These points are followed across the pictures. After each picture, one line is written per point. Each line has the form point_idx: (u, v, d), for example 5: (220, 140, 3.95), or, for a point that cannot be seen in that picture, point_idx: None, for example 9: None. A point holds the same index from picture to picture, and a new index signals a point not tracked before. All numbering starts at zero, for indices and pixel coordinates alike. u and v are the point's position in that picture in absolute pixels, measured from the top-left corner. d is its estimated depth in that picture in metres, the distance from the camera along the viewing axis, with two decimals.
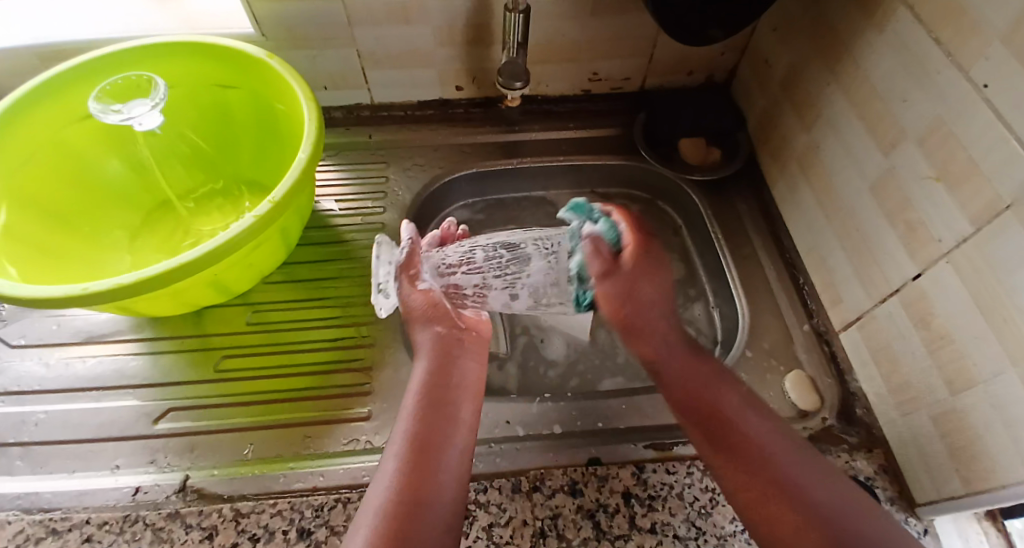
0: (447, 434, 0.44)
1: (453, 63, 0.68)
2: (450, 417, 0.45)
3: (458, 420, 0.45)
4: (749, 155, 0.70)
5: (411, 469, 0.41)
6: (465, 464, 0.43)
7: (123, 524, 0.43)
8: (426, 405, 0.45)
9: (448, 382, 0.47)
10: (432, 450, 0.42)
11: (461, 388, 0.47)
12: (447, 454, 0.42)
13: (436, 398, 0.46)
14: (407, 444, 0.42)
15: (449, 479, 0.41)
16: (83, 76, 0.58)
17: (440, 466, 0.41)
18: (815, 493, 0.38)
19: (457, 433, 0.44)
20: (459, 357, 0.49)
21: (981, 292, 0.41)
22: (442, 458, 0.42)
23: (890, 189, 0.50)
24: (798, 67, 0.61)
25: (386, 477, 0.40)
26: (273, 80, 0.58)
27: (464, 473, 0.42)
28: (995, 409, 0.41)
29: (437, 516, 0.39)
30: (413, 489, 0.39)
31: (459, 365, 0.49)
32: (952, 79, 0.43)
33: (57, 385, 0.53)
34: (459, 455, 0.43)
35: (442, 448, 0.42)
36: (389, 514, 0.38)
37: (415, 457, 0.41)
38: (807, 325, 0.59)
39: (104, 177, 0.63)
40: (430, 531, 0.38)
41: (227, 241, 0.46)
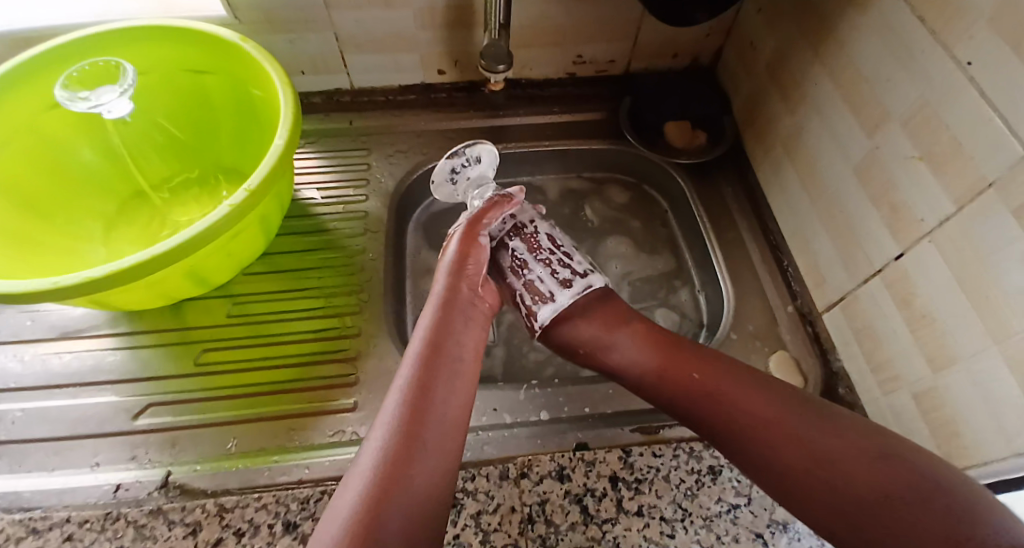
0: (446, 391, 0.42)
1: (434, 46, 0.67)
2: (452, 367, 0.44)
3: (460, 371, 0.44)
4: (734, 138, 0.70)
5: (413, 412, 0.40)
6: (463, 416, 0.42)
7: (104, 522, 0.42)
8: (429, 351, 0.44)
9: (452, 333, 0.46)
10: (433, 397, 0.41)
11: (466, 342, 0.46)
12: (446, 403, 0.41)
13: (439, 346, 0.45)
14: (410, 389, 0.41)
15: (448, 427, 0.40)
16: (47, 63, 0.56)
17: (440, 414, 0.40)
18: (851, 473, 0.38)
19: (458, 385, 0.43)
20: (466, 316, 0.48)
21: (963, 273, 0.42)
22: (442, 405, 0.41)
23: (873, 171, 0.50)
24: (783, 49, 0.60)
25: (386, 418, 0.39)
26: (248, 65, 0.56)
27: (461, 424, 0.41)
28: (976, 388, 0.41)
29: (432, 463, 0.38)
30: (414, 433, 0.38)
31: (465, 322, 0.48)
32: (936, 59, 0.43)
33: (33, 382, 0.52)
34: (458, 406, 0.42)
35: (440, 405, 0.41)
36: (387, 456, 0.37)
37: (417, 401, 0.40)
38: (791, 306, 0.59)
39: (74, 166, 0.61)
40: (426, 475, 0.37)
41: (203, 232, 0.45)
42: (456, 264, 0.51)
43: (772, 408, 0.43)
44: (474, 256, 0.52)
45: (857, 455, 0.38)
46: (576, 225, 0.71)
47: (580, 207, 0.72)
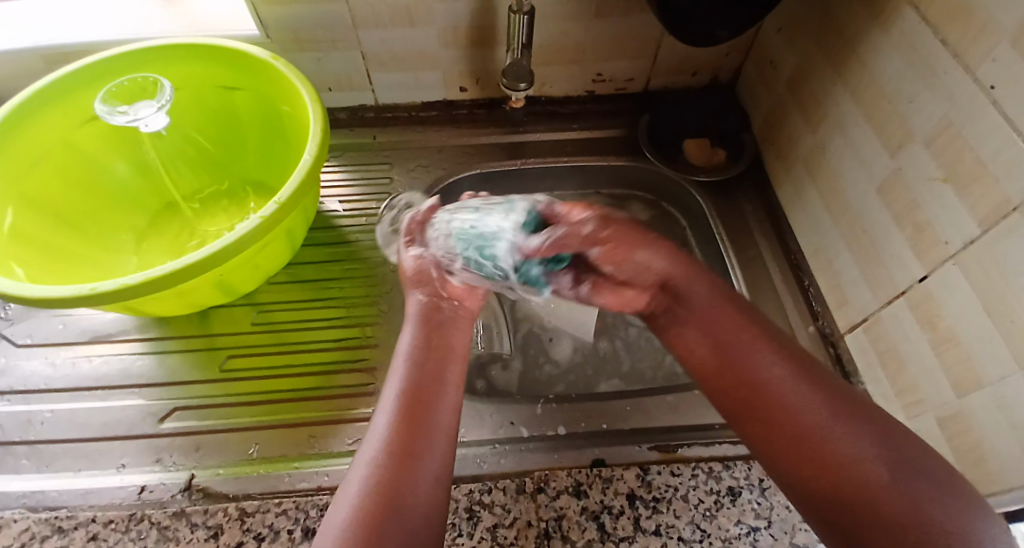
0: (439, 390, 0.42)
1: (457, 65, 0.68)
2: (440, 378, 0.42)
3: (448, 379, 0.43)
4: (753, 156, 0.70)
5: (401, 430, 0.38)
6: (456, 425, 0.41)
7: (128, 522, 0.43)
8: (415, 363, 0.42)
9: (437, 343, 0.44)
10: (419, 410, 0.40)
11: (451, 348, 0.45)
12: (435, 415, 0.40)
13: (423, 357, 0.43)
14: (399, 403, 0.40)
15: (439, 441, 0.39)
16: (86, 79, 0.58)
17: (430, 427, 0.39)
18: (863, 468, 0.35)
19: (447, 394, 0.42)
20: (450, 321, 0.46)
21: (989, 294, 0.41)
22: (435, 418, 0.40)
23: (896, 190, 0.50)
24: (803, 68, 0.61)
25: (375, 439, 0.38)
26: (279, 81, 0.58)
27: (452, 435, 0.40)
28: (1003, 412, 0.41)
29: (427, 479, 0.37)
30: (403, 450, 0.37)
31: (449, 328, 0.46)
32: (959, 80, 0.43)
33: (63, 384, 0.54)
34: (450, 415, 0.41)
35: (433, 405, 0.40)
36: (378, 475, 0.36)
37: (406, 416, 0.39)
38: (813, 326, 0.59)
39: (109, 177, 0.64)
40: (420, 491, 0.36)
41: (233, 243, 0.46)
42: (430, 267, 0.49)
43: (786, 388, 0.39)
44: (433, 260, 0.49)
45: (861, 440, 0.36)
46: None
47: None
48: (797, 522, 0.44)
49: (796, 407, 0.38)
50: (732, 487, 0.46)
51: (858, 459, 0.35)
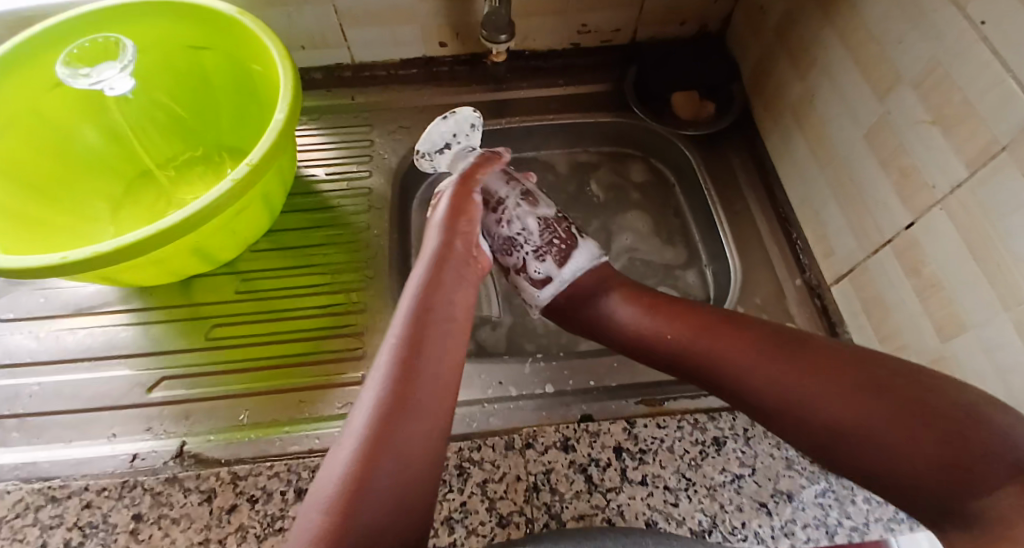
0: (443, 334, 0.40)
1: (435, 18, 0.66)
2: (444, 329, 0.40)
3: (453, 331, 0.41)
4: (742, 107, 0.69)
5: (403, 369, 0.37)
6: (458, 372, 0.39)
7: (122, 490, 0.44)
8: (418, 311, 0.40)
9: (444, 286, 0.43)
10: (424, 350, 0.38)
11: (457, 298, 0.43)
12: (438, 365, 0.38)
13: (427, 307, 0.41)
14: (400, 344, 0.38)
15: (441, 385, 0.38)
16: (45, 43, 0.56)
17: (431, 376, 0.38)
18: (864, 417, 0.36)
19: (451, 338, 0.40)
20: (460, 272, 0.45)
21: (974, 237, 0.41)
22: (436, 362, 0.38)
23: (883, 137, 0.49)
24: (792, 13, 0.59)
25: (378, 375, 0.37)
26: (247, 40, 0.56)
27: (452, 391, 0.38)
28: (985, 354, 0.41)
29: (427, 422, 0.36)
30: (403, 394, 0.36)
31: (457, 278, 0.44)
32: (950, 18, 0.41)
33: (48, 357, 0.53)
34: (454, 362, 0.39)
35: (438, 351, 0.39)
36: (378, 418, 0.35)
37: (407, 360, 0.38)
38: (799, 279, 0.59)
39: (80, 146, 0.62)
40: (420, 435, 0.35)
41: (206, 208, 0.45)
42: (447, 221, 0.49)
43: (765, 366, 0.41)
44: (464, 216, 0.49)
45: (843, 391, 0.38)
46: (582, 200, 0.70)
47: (585, 181, 0.72)
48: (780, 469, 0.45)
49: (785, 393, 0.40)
50: (717, 437, 0.47)
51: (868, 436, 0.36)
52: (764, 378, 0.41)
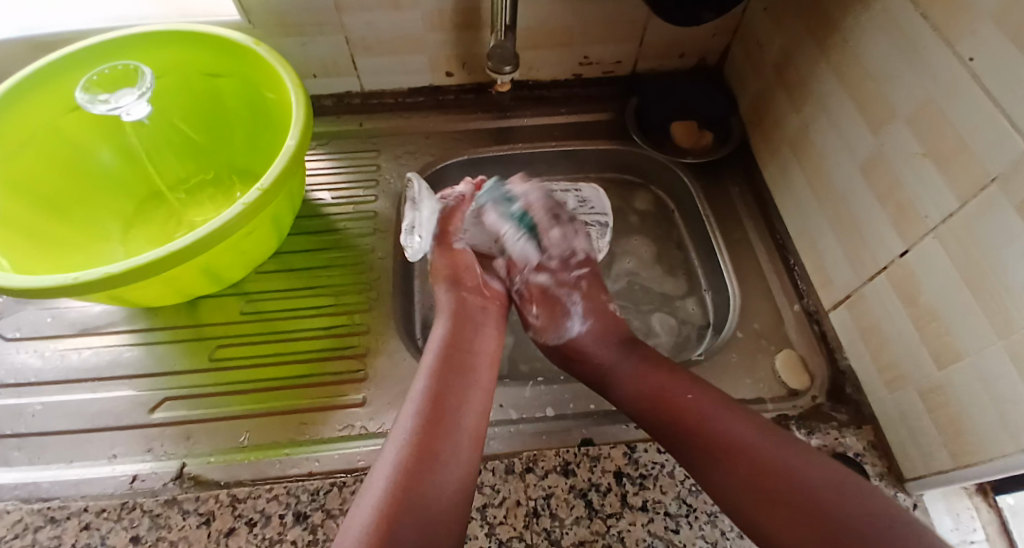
0: (461, 396, 0.46)
1: (442, 48, 0.68)
2: (466, 379, 0.47)
3: (474, 381, 0.48)
4: (741, 137, 0.70)
5: (428, 418, 0.43)
6: (479, 427, 0.45)
7: (121, 512, 0.43)
8: (443, 364, 0.48)
9: (464, 342, 0.51)
10: (449, 400, 0.45)
11: (479, 348, 0.51)
12: (463, 411, 0.45)
13: (450, 359, 0.49)
14: (425, 399, 0.45)
15: (462, 439, 0.43)
16: (68, 68, 0.58)
17: (455, 423, 0.44)
18: (813, 488, 0.40)
19: (472, 400, 0.46)
20: (478, 321, 0.54)
21: (968, 268, 0.42)
22: (459, 417, 0.44)
23: (879, 168, 0.50)
24: (789, 48, 0.60)
25: (404, 427, 0.43)
26: (262, 67, 0.58)
27: (475, 434, 0.44)
28: (982, 383, 0.41)
29: (450, 468, 0.41)
30: (429, 440, 0.42)
31: (477, 332, 0.53)
32: (941, 57, 0.43)
33: (52, 375, 0.54)
34: (474, 417, 0.45)
35: (461, 406, 0.45)
36: (405, 464, 0.40)
37: (434, 409, 0.44)
38: (798, 305, 0.59)
39: (93, 168, 0.63)
40: (444, 484, 0.40)
41: (216, 232, 0.46)
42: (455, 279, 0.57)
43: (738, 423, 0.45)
44: (463, 263, 0.58)
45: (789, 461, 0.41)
46: None
47: None
48: None
49: (748, 444, 0.43)
50: None
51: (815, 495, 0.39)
52: (730, 428, 0.44)
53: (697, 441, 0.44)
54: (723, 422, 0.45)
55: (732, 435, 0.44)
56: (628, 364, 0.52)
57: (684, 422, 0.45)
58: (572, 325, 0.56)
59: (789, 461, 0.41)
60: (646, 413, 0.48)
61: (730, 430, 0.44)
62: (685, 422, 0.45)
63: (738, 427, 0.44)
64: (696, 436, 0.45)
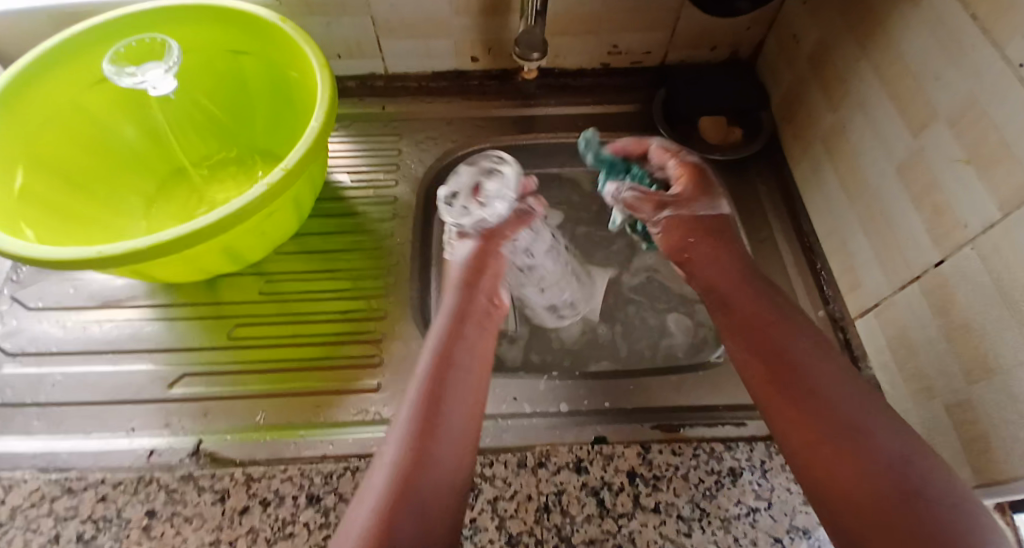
0: (460, 394, 0.44)
1: (469, 33, 0.67)
2: (464, 375, 0.45)
3: (473, 379, 0.45)
4: (771, 135, 0.69)
5: (424, 418, 0.41)
6: (474, 426, 0.43)
7: (137, 485, 0.44)
8: (442, 364, 0.45)
9: (465, 342, 0.47)
10: (445, 403, 0.43)
11: (479, 347, 0.48)
12: (460, 409, 0.43)
13: (449, 359, 0.45)
14: (422, 399, 0.42)
15: (458, 441, 0.41)
16: (95, 39, 0.57)
17: (454, 423, 0.42)
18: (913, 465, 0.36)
19: (469, 398, 0.44)
20: (480, 318, 0.50)
21: (1004, 281, 0.40)
22: (456, 418, 0.42)
23: (917, 173, 0.48)
24: (827, 44, 0.59)
25: (400, 428, 0.41)
26: (288, 46, 0.57)
27: (468, 439, 0.42)
28: (1012, 400, 0.40)
29: (447, 471, 0.40)
30: (427, 442, 0.40)
31: (479, 332, 0.49)
32: (989, 59, 0.41)
33: (74, 347, 0.54)
34: (471, 417, 0.43)
35: (458, 404, 0.43)
36: (400, 471, 0.38)
37: (430, 408, 0.42)
38: (823, 311, 0.58)
39: (118, 142, 0.63)
40: (441, 486, 0.39)
41: (239, 211, 0.46)
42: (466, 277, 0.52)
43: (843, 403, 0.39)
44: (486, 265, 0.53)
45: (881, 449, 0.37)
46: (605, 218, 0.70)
47: None
48: (797, 505, 0.44)
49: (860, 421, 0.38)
50: (733, 469, 0.46)
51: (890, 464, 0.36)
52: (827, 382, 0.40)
53: (807, 406, 0.40)
54: (839, 399, 0.39)
55: (841, 409, 0.39)
56: (730, 323, 0.47)
57: (795, 388, 0.41)
58: (665, 214, 0.52)
59: (877, 433, 0.37)
60: (748, 360, 0.44)
61: (834, 397, 0.39)
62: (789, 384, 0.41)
63: (853, 404, 0.39)
64: (803, 400, 0.40)
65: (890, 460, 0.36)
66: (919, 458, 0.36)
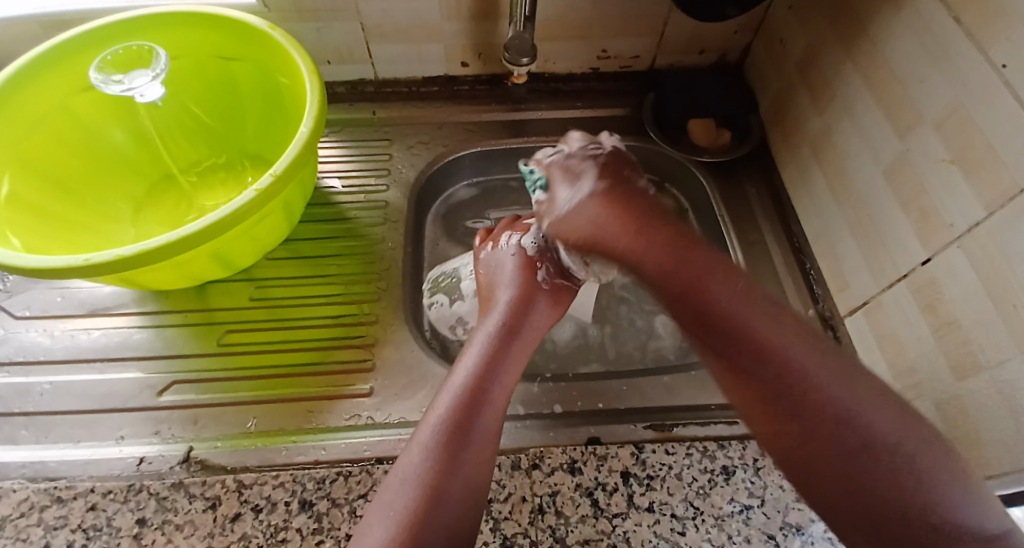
0: (489, 403, 0.44)
1: (458, 38, 0.67)
2: (494, 385, 0.45)
3: (501, 389, 0.45)
4: (759, 137, 0.69)
5: (452, 432, 0.41)
6: (495, 436, 0.43)
7: (128, 493, 0.44)
8: (481, 377, 0.45)
9: (505, 359, 0.47)
10: (479, 419, 0.42)
11: (511, 355, 0.47)
12: (488, 420, 0.43)
13: (488, 368, 0.45)
14: (452, 410, 0.42)
15: (483, 453, 0.41)
16: (83, 46, 0.57)
17: (480, 434, 0.42)
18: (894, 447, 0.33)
19: (498, 407, 0.44)
20: (519, 331, 0.49)
21: (990, 279, 0.41)
22: (482, 431, 0.42)
23: (903, 173, 0.49)
24: (813, 47, 0.59)
25: (426, 438, 0.41)
26: (277, 53, 0.57)
27: (491, 453, 0.42)
28: (1000, 396, 0.41)
29: (467, 486, 0.40)
30: (453, 459, 0.40)
31: (518, 347, 0.48)
32: (973, 61, 0.42)
33: (61, 355, 0.54)
34: (495, 427, 0.43)
35: (485, 415, 0.43)
36: (426, 484, 0.39)
37: (460, 423, 0.42)
38: (812, 310, 0.59)
39: (106, 148, 0.63)
40: (461, 500, 0.39)
41: (228, 217, 0.46)
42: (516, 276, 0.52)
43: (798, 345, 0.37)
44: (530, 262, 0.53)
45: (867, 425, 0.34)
46: None
47: None
48: (789, 502, 0.45)
49: (807, 373, 0.36)
50: (726, 467, 0.46)
51: (881, 435, 0.33)
52: (801, 358, 0.36)
53: (752, 340, 0.37)
54: (790, 349, 0.36)
55: (764, 340, 0.37)
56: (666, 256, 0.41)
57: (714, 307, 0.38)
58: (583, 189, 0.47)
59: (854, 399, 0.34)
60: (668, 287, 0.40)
61: (800, 359, 0.36)
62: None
63: (804, 357, 0.36)
64: (733, 334, 0.38)
65: (875, 433, 0.34)
66: (929, 446, 0.33)
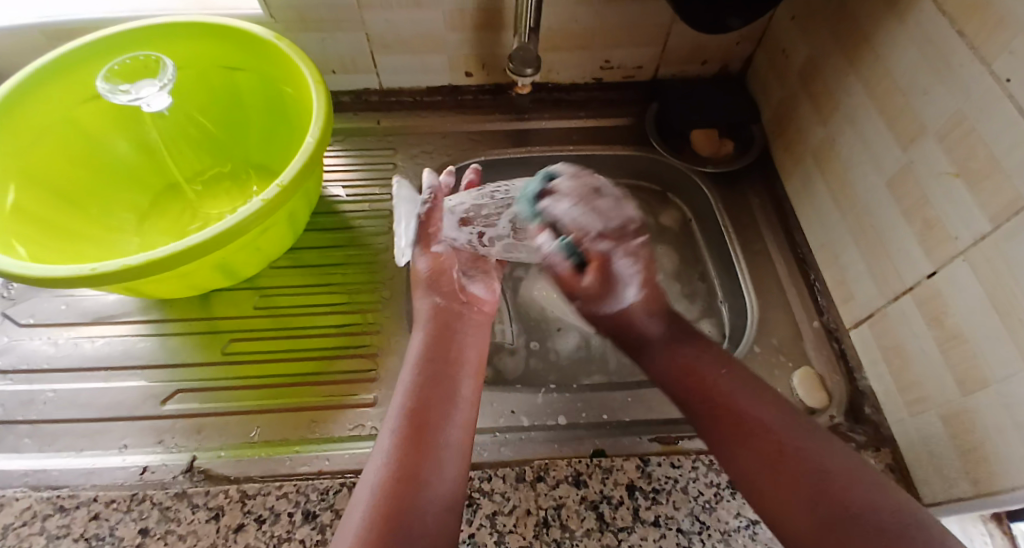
0: (445, 411, 0.44)
1: (463, 48, 0.67)
2: (450, 392, 0.45)
3: (458, 396, 0.45)
4: (762, 148, 0.69)
5: (405, 443, 0.41)
6: (462, 444, 0.43)
7: (130, 502, 0.43)
8: (422, 378, 0.45)
9: (445, 354, 0.47)
10: (433, 419, 0.43)
11: (464, 358, 0.48)
12: (447, 427, 0.43)
13: (435, 375, 0.46)
14: (401, 423, 0.42)
15: (447, 459, 0.41)
16: (90, 54, 0.58)
17: (440, 441, 0.42)
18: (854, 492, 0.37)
19: (457, 412, 0.44)
20: (459, 331, 0.50)
21: (997, 292, 0.41)
22: (440, 437, 0.42)
23: (907, 185, 0.49)
24: (816, 59, 0.60)
25: (380, 454, 0.41)
26: (283, 63, 0.58)
27: (456, 460, 0.41)
28: (1006, 411, 0.40)
29: (439, 496, 0.39)
30: (411, 468, 0.40)
31: (458, 341, 0.49)
32: (975, 73, 0.42)
33: (65, 363, 0.54)
34: (460, 434, 0.43)
35: (444, 424, 0.43)
36: (384, 496, 0.38)
37: (413, 432, 0.42)
38: (817, 322, 0.59)
39: (111, 157, 0.63)
40: (433, 510, 0.38)
41: (231, 228, 0.46)
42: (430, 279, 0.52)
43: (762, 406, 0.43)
44: (446, 261, 0.53)
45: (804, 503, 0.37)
46: None
47: None
48: None
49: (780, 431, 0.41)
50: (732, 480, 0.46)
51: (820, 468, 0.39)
52: (760, 412, 0.43)
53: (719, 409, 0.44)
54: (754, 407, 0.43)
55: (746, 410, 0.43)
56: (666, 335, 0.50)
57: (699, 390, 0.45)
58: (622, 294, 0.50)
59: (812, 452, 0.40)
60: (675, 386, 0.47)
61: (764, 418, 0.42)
62: (729, 419, 0.43)
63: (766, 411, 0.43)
64: (728, 416, 0.43)
65: (826, 466, 0.38)
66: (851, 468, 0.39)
